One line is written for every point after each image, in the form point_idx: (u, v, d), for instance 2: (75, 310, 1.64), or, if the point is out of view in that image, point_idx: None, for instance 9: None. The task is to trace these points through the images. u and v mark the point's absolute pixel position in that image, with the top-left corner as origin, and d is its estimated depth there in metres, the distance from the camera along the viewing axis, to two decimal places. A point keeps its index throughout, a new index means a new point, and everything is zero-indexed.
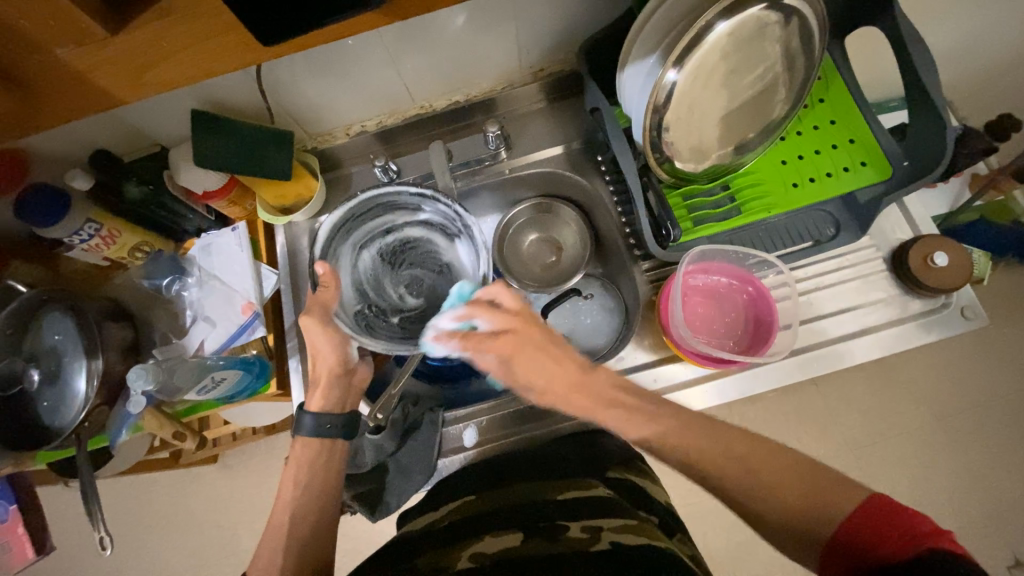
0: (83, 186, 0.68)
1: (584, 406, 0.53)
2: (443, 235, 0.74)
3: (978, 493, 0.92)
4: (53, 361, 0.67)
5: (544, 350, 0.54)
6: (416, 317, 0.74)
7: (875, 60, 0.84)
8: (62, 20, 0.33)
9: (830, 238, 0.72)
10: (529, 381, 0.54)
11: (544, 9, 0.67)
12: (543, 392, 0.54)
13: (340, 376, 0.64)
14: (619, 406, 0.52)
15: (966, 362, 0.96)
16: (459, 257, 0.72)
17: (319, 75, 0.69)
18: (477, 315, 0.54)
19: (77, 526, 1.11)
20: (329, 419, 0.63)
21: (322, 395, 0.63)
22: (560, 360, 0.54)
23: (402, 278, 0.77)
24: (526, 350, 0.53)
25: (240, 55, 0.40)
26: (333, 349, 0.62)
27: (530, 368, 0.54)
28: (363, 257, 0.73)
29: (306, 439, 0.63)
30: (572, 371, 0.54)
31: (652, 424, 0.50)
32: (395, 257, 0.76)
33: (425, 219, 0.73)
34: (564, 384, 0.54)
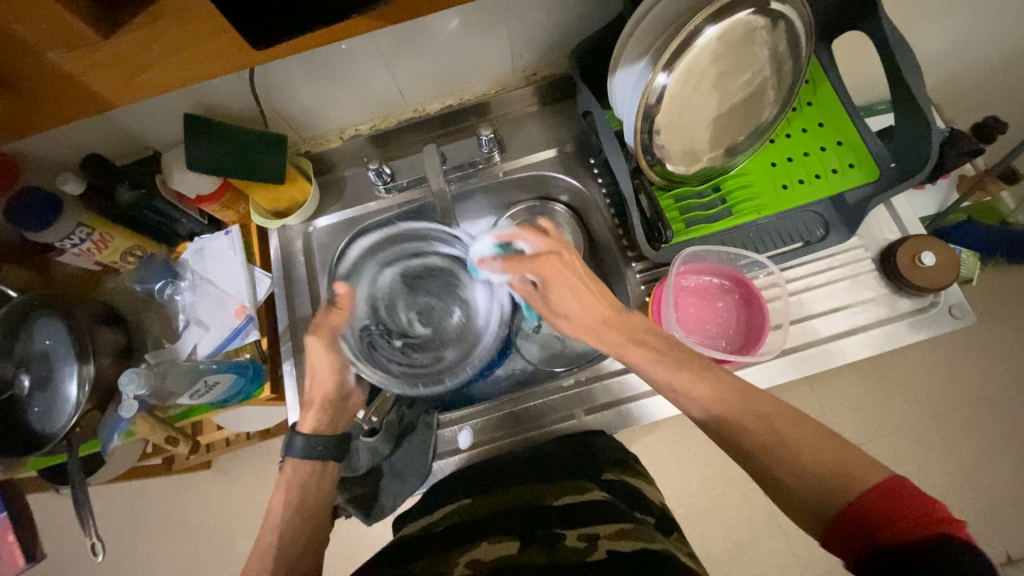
0: (74, 190, 0.68)
1: (613, 342, 0.55)
2: (469, 274, 0.79)
3: (972, 491, 0.92)
4: (44, 366, 0.66)
5: (580, 276, 0.56)
6: (419, 348, 0.77)
7: (862, 63, 0.85)
8: (53, 24, 0.34)
9: (819, 239, 0.72)
10: (558, 305, 0.56)
11: (536, 12, 0.68)
12: (574, 321, 0.56)
13: (336, 400, 0.66)
14: (645, 347, 0.54)
15: (956, 361, 0.97)
16: (476, 300, 0.78)
17: (312, 78, 0.69)
18: (523, 236, 0.60)
19: (67, 534, 1.10)
20: (320, 441, 0.62)
21: (315, 416, 0.64)
22: (593, 294, 0.55)
23: (416, 304, 0.79)
24: (562, 275, 0.55)
25: (230, 58, 0.40)
26: (331, 374, 0.64)
27: (565, 293, 0.55)
28: (385, 276, 0.79)
29: (297, 460, 0.62)
30: (604, 305, 0.55)
31: (678, 370, 0.51)
32: (414, 283, 0.80)
33: (456, 255, 0.79)
34: (596, 316, 0.55)
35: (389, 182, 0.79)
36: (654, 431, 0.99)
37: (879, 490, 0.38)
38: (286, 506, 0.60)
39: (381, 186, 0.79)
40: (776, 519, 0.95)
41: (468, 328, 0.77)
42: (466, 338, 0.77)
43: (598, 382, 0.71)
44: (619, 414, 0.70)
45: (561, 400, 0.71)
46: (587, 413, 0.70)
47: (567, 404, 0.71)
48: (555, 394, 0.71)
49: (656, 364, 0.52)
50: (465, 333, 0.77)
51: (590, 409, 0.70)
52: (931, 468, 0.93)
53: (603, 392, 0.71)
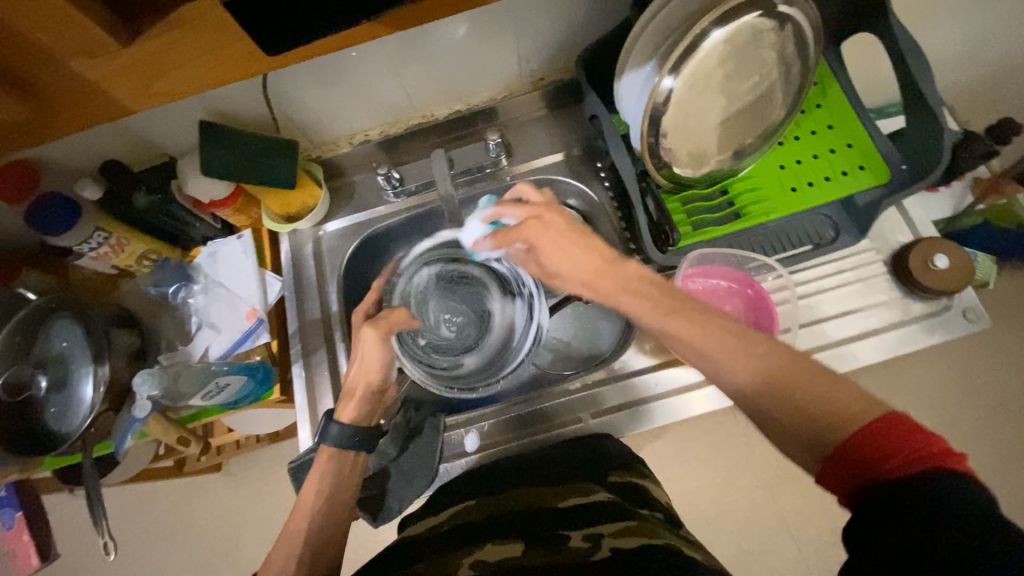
0: (93, 195, 0.70)
1: (607, 292, 0.53)
2: (503, 287, 0.77)
3: (990, 499, 0.90)
4: (61, 368, 0.68)
5: (564, 233, 0.55)
6: (440, 350, 0.76)
7: (872, 64, 0.85)
8: (75, 31, 0.35)
9: (829, 241, 0.72)
10: (551, 265, 0.56)
11: (543, 17, 0.69)
12: (567, 277, 0.56)
13: (375, 394, 0.64)
14: (640, 297, 0.51)
15: (974, 366, 0.95)
16: (503, 315, 0.77)
17: (323, 84, 0.70)
18: (502, 210, 0.60)
19: (81, 535, 1.12)
20: (356, 433, 0.62)
21: (354, 407, 0.63)
22: (581, 247, 0.55)
23: (445, 307, 0.78)
24: (547, 233, 0.56)
25: (243, 66, 0.41)
26: (379, 367, 0.63)
27: (552, 250, 0.56)
28: (421, 273, 0.78)
29: (331, 449, 0.61)
30: (594, 256, 0.54)
31: (669, 317, 0.48)
32: (447, 285, 0.79)
33: (493, 267, 0.78)
34: (587, 268, 0.54)
35: (398, 187, 0.81)
36: (663, 437, 0.98)
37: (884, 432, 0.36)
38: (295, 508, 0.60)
39: (391, 190, 0.81)
40: (789, 526, 0.93)
41: (492, 338, 0.76)
42: (488, 349, 0.75)
43: (606, 385, 0.71)
44: (625, 418, 0.69)
45: (568, 404, 0.71)
46: (594, 417, 0.70)
47: (575, 407, 0.71)
48: (562, 397, 0.71)
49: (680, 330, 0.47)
50: (486, 345, 0.76)
51: (597, 413, 0.70)
52: None
53: (611, 395, 0.70)
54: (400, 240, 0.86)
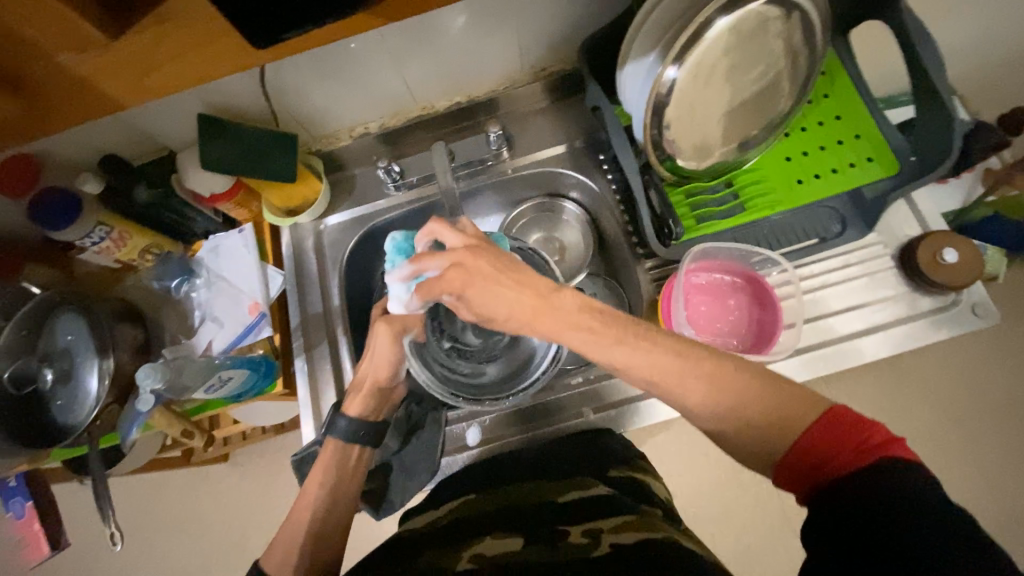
0: (93, 189, 0.69)
1: (550, 330, 0.49)
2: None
3: (994, 494, 0.90)
4: (66, 360, 0.69)
5: (495, 275, 0.49)
6: (465, 355, 0.70)
7: (882, 52, 0.83)
8: (62, 26, 0.34)
9: (835, 235, 0.71)
10: (486, 311, 0.50)
11: (544, 5, 0.67)
12: (506, 321, 0.50)
13: (382, 389, 0.66)
14: (583, 329, 0.48)
15: (981, 360, 0.94)
16: (532, 332, 0.70)
17: (322, 76, 0.70)
18: (422, 263, 0.51)
19: (91, 524, 1.14)
20: (362, 427, 0.63)
21: (361, 401, 0.65)
22: (516, 293, 0.49)
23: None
24: (475, 280, 0.49)
25: (236, 59, 0.41)
26: (389, 361, 0.65)
27: (482, 297, 0.49)
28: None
29: (336, 441, 0.63)
30: (531, 297, 0.49)
31: (616, 347, 0.47)
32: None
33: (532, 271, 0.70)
34: (524, 308, 0.49)
35: (398, 180, 0.80)
36: (665, 431, 0.98)
37: (822, 426, 0.41)
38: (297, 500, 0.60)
39: (390, 184, 0.80)
40: (790, 520, 0.93)
41: (520, 350, 0.70)
42: (514, 360, 0.70)
43: (607, 380, 0.71)
44: (625, 413, 0.69)
45: (569, 399, 0.71)
46: (595, 412, 0.70)
47: (576, 402, 0.71)
48: (563, 392, 0.71)
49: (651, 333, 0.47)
50: (511, 356, 0.70)
51: (598, 408, 0.70)
52: (950, 471, 0.91)
53: (612, 391, 0.70)
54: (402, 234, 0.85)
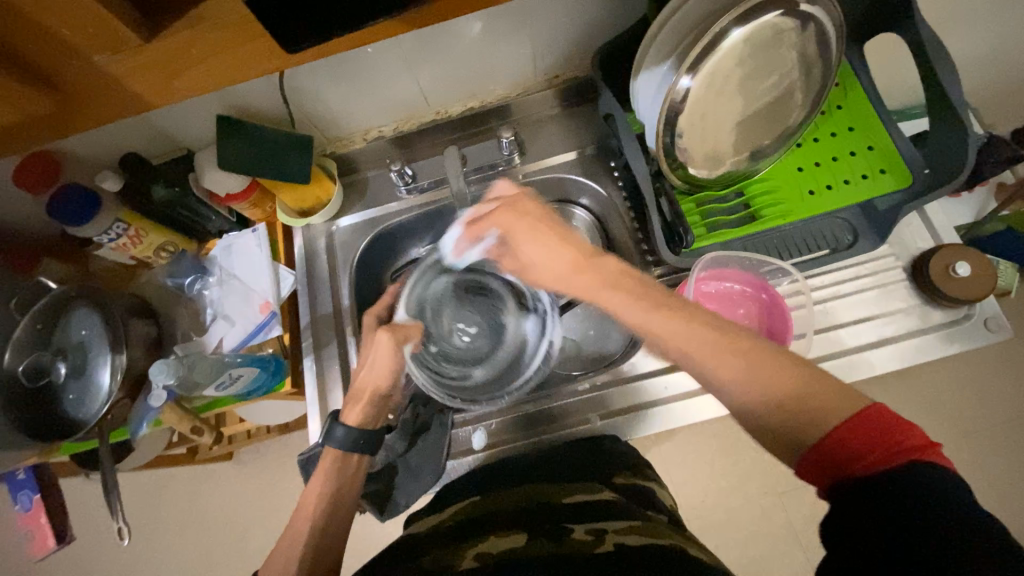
0: (112, 187, 0.71)
1: (586, 289, 0.50)
2: (517, 303, 0.77)
3: (1005, 511, 0.89)
4: (80, 355, 0.70)
5: (543, 223, 0.53)
6: (454, 358, 0.75)
7: (895, 65, 0.83)
8: (97, 28, 0.36)
9: (847, 246, 0.70)
10: (528, 257, 0.53)
11: (558, 14, 0.68)
12: (543, 274, 0.52)
13: (383, 397, 0.64)
14: (622, 291, 0.48)
15: (993, 376, 0.93)
16: (515, 335, 0.76)
17: (340, 80, 0.71)
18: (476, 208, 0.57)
19: (97, 518, 1.14)
20: (359, 434, 0.61)
21: (361, 410, 0.63)
22: (551, 245, 0.51)
23: (459, 318, 0.76)
24: (522, 223, 0.53)
25: (264, 63, 0.42)
26: (389, 371, 0.63)
27: (528, 241, 0.52)
28: (437, 281, 0.76)
29: (335, 450, 0.61)
30: (571, 249, 0.51)
31: (654, 313, 0.46)
32: (464, 292, 0.77)
33: (511, 282, 0.78)
34: (563, 262, 0.51)
35: (410, 183, 0.82)
36: (670, 440, 0.97)
37: (848, 423, 0.37)
38: (306, 500, 0.59)
39: (403, 186, 0.82)
40: (796, 533, 0.92)
41: (503, 354, 0.75)
42: (498, 363, 0.75)
43: (613, 387, 0.71)
44: (631, 421, 0.69)
45: (576, 404, 0.71)
46: (602, 419, 0.70)
47: (583, 409, 0.71)
48: (570, 398, 0.71)
49: (670, 326, 0.45)
50: (497, 358, 0.75)
51: (605, 414, 0.70)
52: None
53: (618, 397, 0.70)
54: (411, 237, 0.86)
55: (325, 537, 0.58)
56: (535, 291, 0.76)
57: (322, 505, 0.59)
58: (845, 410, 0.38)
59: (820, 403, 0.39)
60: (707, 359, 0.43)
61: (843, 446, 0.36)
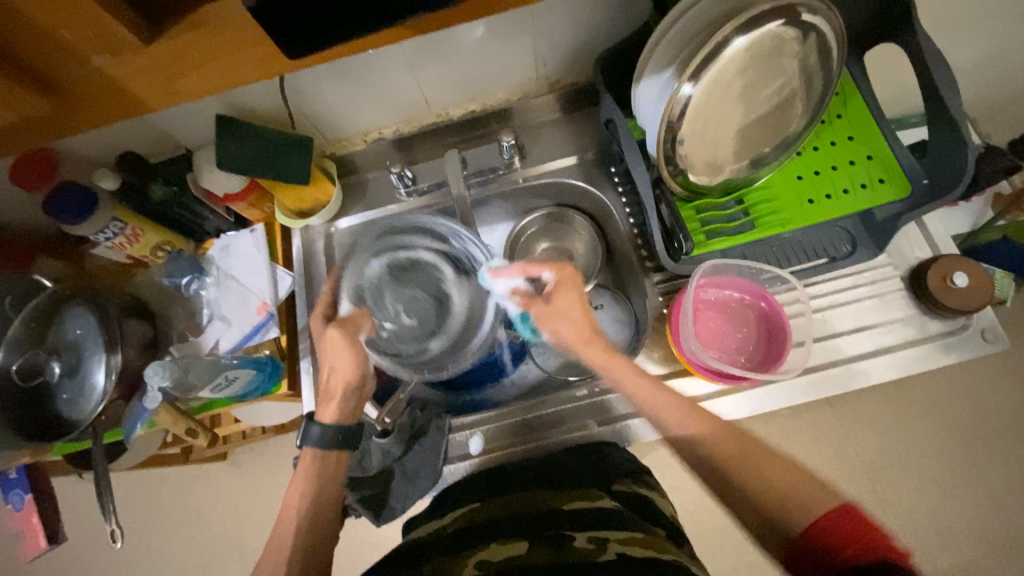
0: (110, 185, 0.71)
1: (591, 358, 0.60)
2: (455, 267, 0.69)
3: (998, 521, 0.89)
4: (75, 354, 0.69)
5: (583, 297, 0.63)
6: (406, 339, 0.67)
7: (894, 75, 0.83)
8: (97, 31, 0.35)
9: (845, 255, 0.71)
10: (557, 313, 0.62)
11: (561, 21, 0.68)
12: (565, 330, 0.62)
13: (356, 390, 0.62)
14: (620, 363, 0.58)
15: (989, 385, 0.93)
16: (463, 299, 0.68)
17: (341, 82, 0.70)
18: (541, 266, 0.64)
19: (89, 518, 1.13)
20: (333, 429, 0.60)
21: (336, 407, 0.62)
22: (578, 311, 0.62)
23: (403, 297, 0.68)
24: (567, 291, 0.63)
25: (264, 67, 0.41)
26: (352, 365, 0.61)
27: (566, 302, 0.62)
28: (372, 267, 0.69)
29: (314, 451, 0.60)
30: (589, 322, 0.61)
31: (643, 387, 0.56)
32: (403, 272, 0.69)
33: (442, 247, 0.70)
34: (582, 329, 0.61)
35: (410, 186, 0.81)
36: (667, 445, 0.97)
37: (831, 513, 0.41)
38: (299, 502, 0.59)
39: (403, 188, 0.81)
40: None
41: (457, 322, 0.68)
42: (454, 331, 0.67)
43: (611, 394, 0.70)
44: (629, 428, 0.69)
45: (574, 410, 0.71)
46: (600, 425, 0.70)
47: (582, 414, 0.71)
48: (568, 404, 0.71)
49: (657, 400, 0.55)
50: (451, 328, 0.68)
51: (603, 421, 0.70)
52: (955, 496, 0.90)
53: (618, 404, 0.70)
54: None
55: (313, 535, 0.58)
56: (472, 251, 0.69)
57: (314, 501, 0.59)
58: (824, 501, 0.43)
59: (799, 492, 0.44)
60: (681, 428, 0.52)
61: (848, 537, 0.40)
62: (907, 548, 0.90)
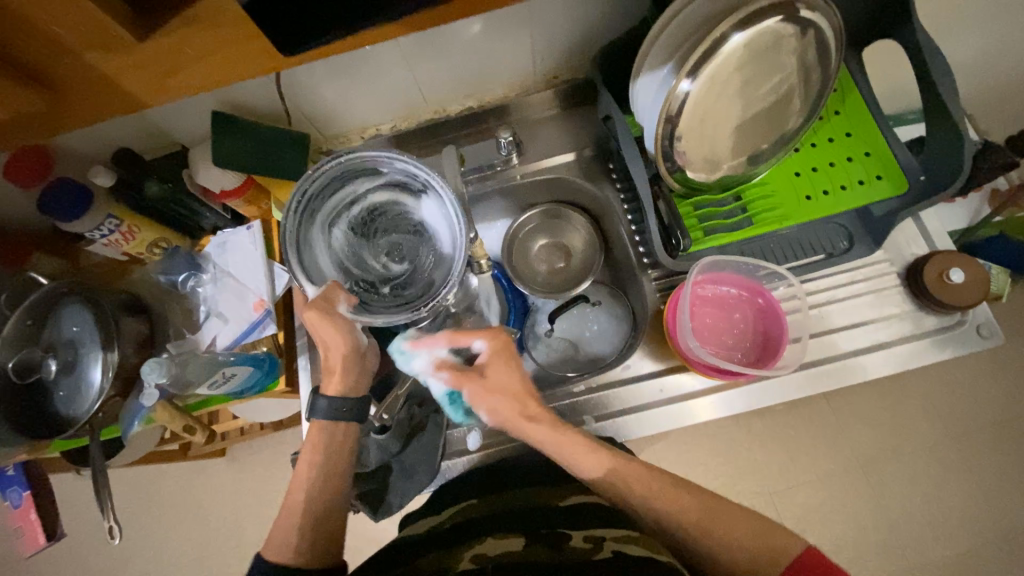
0: (105, 183, 0.69)
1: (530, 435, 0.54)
2: (411, 192, 0.63)
3: (992, 515, 0.90)
4: (70, 351, 0.69)
5: (517, 372, 0.55)
6: (405, 284, 0.63)
7: (893, 71, 0.83)
8: (90, 27, 0.35)
9: (843, 251, 0.71)
10: (489, 392, 0.54)
11: (558, 16, 0.67)
12: (498, 410, 0.54)
13: (359, 354, 0.61)
14: (557, 432, 0.54)
15: (983, 381, 0.94)
16: (431, 217, 0.63)
17: (337, 77, 0.70)
18: (471, 336, 0.56)
19: (88, 514, 1.13)
20: (343, 403, 0.60)
21: (339, 380, 0.60)
22: (514, 389, 0.55)
23: (381, 247, 0.66)
24: (497, 368, 0.55)
25: (260, 62, 0.41)
26: (342, 338, 0.58)
27: (498, 380, 0.55)
28: (334, 237, 0.62)
29: (322, 422, 0.60)
30: (527, 399, 0.55)
31: (587, 456, 0.53)
32: (368, 226, 0.65)
33: (384, 181, 0.62)
34: (516, 408, 0.54)
35: None
36: (664, 440, 0.98)
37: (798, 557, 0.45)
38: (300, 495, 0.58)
39: None
40: None
41: (443, 242, 0.62)
42: (444, 251, 0.62)
43: (608, 390, 0.71)
44: (625, 424, 0.70)
45: (570, 406, 0.71)
46: (596, 421, 0.70)
47: (580, 410, 0.71)
48: (565, 400, 0.71)
49: (594, 462, 0.53)
50: (438, 250, 0.63)
51: (600, 417, 0.70)
52: (950, 490, 0.91)
53: (619, 399, 0.71)
54: None
55: (318, 523, 0.57)
56: (410, 169, 0.60)
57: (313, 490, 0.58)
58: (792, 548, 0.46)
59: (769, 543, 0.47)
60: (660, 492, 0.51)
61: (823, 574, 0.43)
62: (902, 543, 0.90)
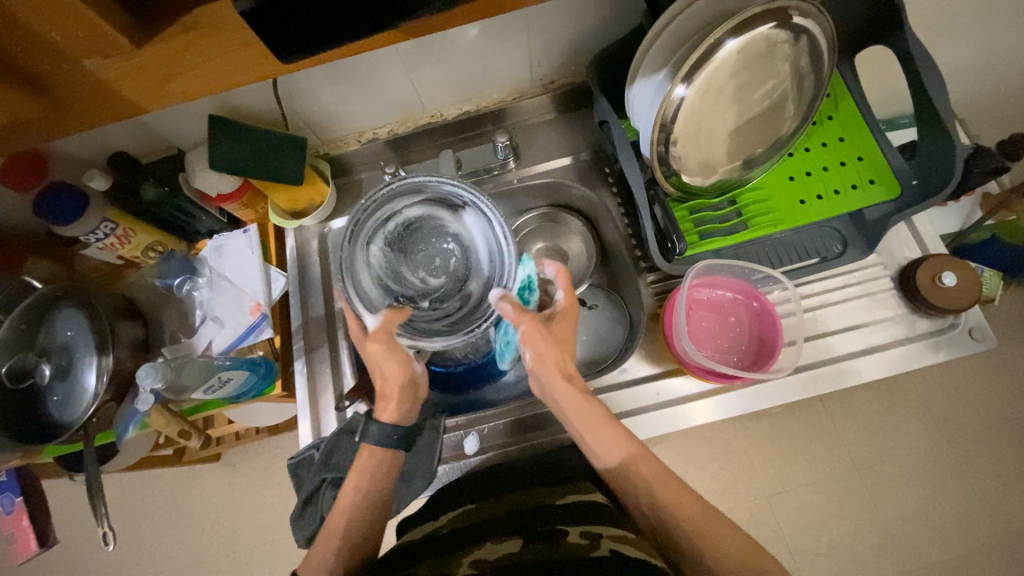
0: (100, 186, 0.69)
1: (574, 408, 0.55)
2: (448, 207, 0.63)
3: (988, 517, 0.90)
4: (65, 356, 0.69)
5: (570, 330, 0.59)
6: (445, 298, 0.61)
7: (885, 76, 0.84)
8: (90, 35, 0.35)
9: (836, 255, 0.72)
10: (554, 338, 0.58)
11: (554, 22, 0.68)
12: (550, 363, 0.56)
13: (413, 386, 0.60)
14: (591, 406, 0.55)
15: (975, 383, 0.95)
16: (472, 231, 0.62)
17: (334, 82, 0.70)
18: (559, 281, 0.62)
19: (82, 520, 1.13)
20: (393, 429, 0.59)
21: (394, 409, 0.59)
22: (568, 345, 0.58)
23: (419, 262, 0.63)
24: (561, 322, 0.59)
25: (258, 69, 0.42)
26: (400, 365, 0.58)
27: (562, 332, 0.58)
28: (373, 255, 0.61)
29: (372, 447, 0.59)
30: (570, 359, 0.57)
31: (611, 430, 0.54)
32: (405, 242, 0.63)
33: (422, 198, 0.63)
34: (567, 366, 0.56)
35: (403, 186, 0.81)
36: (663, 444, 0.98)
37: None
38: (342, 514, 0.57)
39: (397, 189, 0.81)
40: (784, 538, 0.93)
41: (481, 255, 0.62)
42: (484, 264, 0.62)
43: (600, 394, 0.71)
44: None
45: None
46: None
47: None
48: None
49: (614, 447, 0.54)
50: (476, 262, 0.62)
51: None
52: (945, 492, 0.91)
53: (615, 402, 0.70)
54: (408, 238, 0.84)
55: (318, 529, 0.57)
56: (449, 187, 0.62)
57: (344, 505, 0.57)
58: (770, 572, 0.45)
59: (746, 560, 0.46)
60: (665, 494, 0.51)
61: None
62: (899, 546, 0.91)
